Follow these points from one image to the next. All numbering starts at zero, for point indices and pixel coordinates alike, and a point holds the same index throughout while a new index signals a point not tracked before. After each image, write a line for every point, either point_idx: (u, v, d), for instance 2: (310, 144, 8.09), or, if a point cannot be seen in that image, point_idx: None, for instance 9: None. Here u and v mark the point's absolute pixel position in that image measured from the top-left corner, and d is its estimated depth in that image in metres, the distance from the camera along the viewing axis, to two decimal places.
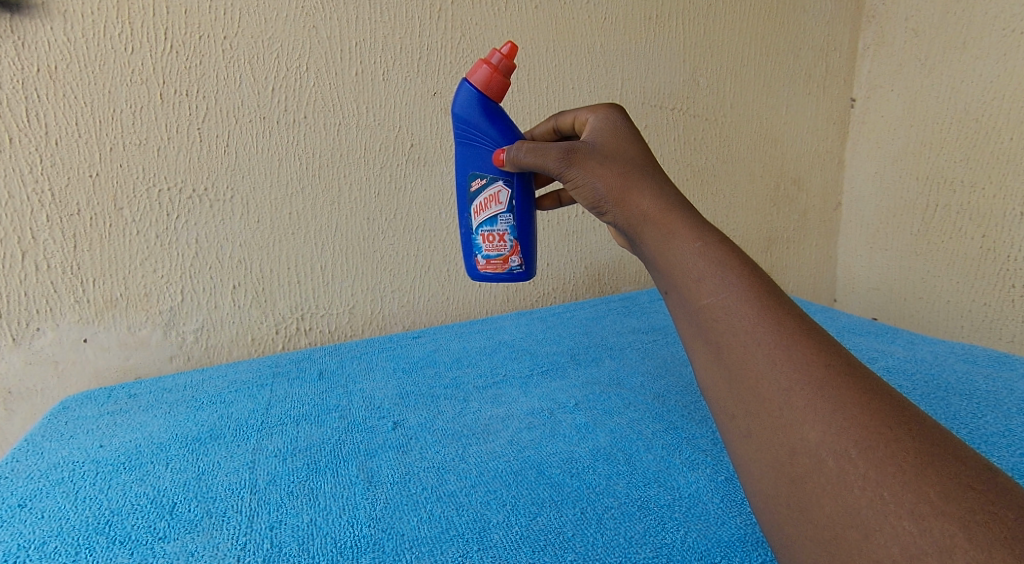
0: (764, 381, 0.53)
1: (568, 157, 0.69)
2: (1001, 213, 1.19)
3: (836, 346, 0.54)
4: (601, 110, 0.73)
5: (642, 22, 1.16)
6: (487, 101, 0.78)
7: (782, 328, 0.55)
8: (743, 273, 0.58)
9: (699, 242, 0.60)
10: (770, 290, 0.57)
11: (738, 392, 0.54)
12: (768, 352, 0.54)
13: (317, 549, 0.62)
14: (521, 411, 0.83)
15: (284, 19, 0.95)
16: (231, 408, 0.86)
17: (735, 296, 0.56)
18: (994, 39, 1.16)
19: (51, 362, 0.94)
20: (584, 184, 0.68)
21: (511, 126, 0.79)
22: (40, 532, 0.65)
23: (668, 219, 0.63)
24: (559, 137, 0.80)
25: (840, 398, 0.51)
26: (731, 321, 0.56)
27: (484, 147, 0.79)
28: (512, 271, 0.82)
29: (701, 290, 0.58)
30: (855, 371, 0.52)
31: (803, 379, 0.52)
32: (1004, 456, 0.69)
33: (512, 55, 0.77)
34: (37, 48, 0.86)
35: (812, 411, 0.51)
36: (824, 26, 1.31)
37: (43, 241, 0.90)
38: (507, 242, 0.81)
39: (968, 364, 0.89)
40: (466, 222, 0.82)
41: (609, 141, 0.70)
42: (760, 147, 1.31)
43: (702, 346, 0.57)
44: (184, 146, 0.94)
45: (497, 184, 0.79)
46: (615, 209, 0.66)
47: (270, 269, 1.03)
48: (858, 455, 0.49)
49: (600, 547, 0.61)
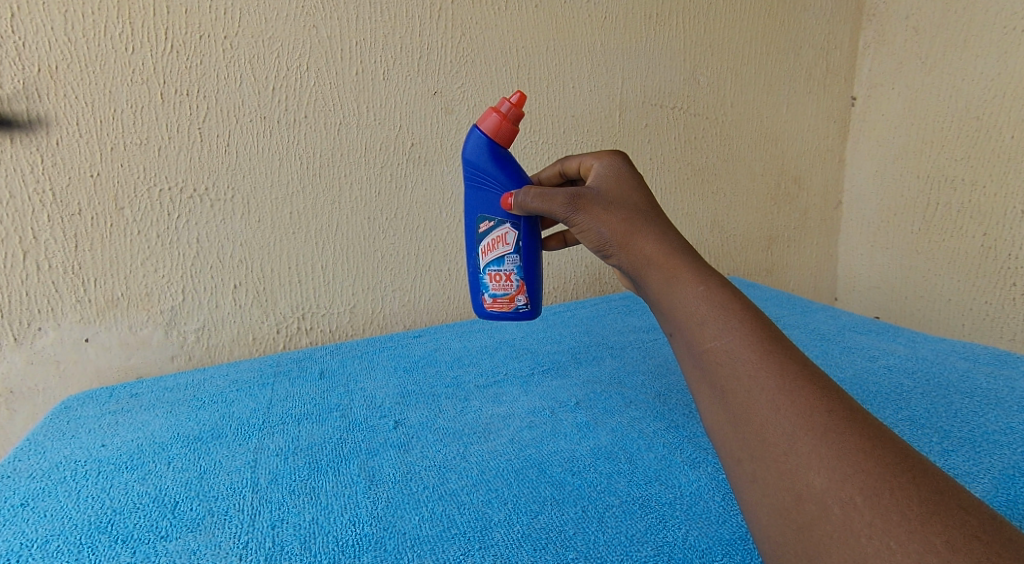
0: (767, 425, 0.53)
1: (574, 202, 0.70)
2: (1002, 212, 1.19)
3: (839, 391, 0.54)
4: (606, 156, 0.74)
5: (643, 21, 1.16)
6: (496, 147, 0.79)
7: (784, 373, 0.55)
8: (745, 317, 0.58)
9: (701, 286, 0.61)
10: (772, 334, 0.57)
11: (742, 436, 0.54)
12: (772, 397, 0.54)
13: (318, 548, 0.62)
14: (521, 410, 0.83)
15: (284, 19, 0.95)
16: (232, 407, 0.86)
17: (737, 340, 0.57)
18: (995, 38, 1.16)
19: (52, 362, 0.95)
20: (588, 229, 0.70)
21: (519, 171, 0.79)
22: (42, 531, 0.65)
23: (671, 262, 0.64)
24: (565, 180, 0.81)
25: (844, 445, 0.51)
26: (734, 366, 0.56)
27: (492, 191, 0.79)
28: (518, 309, 0.82)
29: (703, 333, 0.58)
30: (857, 416, 0.53)
31: (806, 424, 0.52)
32: (1005, 455, 0.69)
33: (520, 104, 0.78)
34: (38, 48, 0.86)
35: (817, 457, 0.51)
36: (825, 25, 1.31)
37: (45, 242, 0.91)
38: (513, 282, 0.81)
39: (970, 362, 0.89)
40: (473, 262, 0.82)
41: (613, 187, 0.71)
42: (761, 146, 1.31)
43: (706, 389, 0.57)
44: (184, 146, 0.94)
45: (503, 226, 0.79)
46: (619, 252, 0.68)
47: (270, 268, 1.03)
48: (862, 502, 0.49)
49: (601, 545, 0.61)
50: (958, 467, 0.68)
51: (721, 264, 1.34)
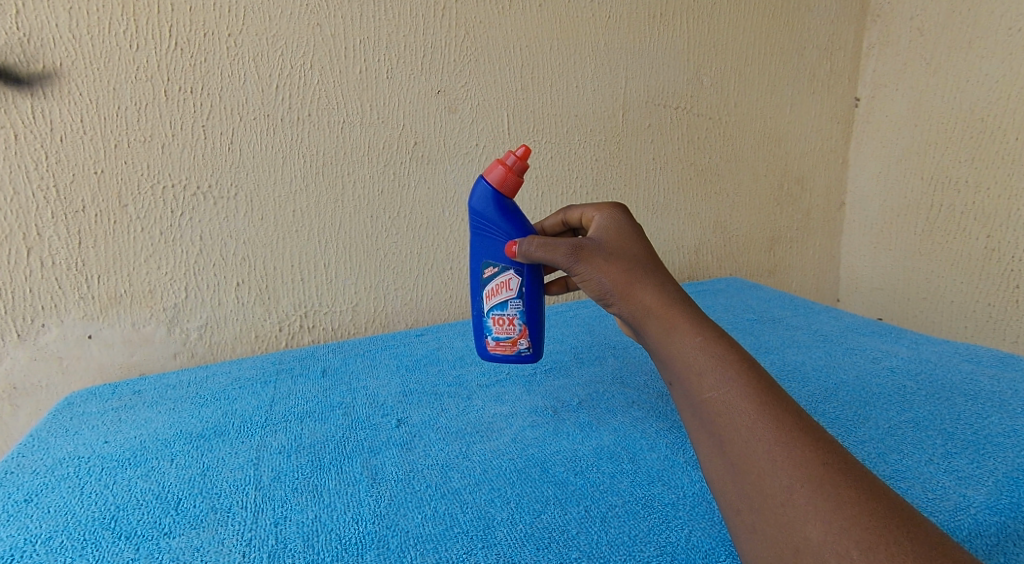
0: (766, 477, 0.56)
1: (576, 252, 0.71)
2: (1005, 213, 1.19)
3: (834, 445, 0.57)
4: (606, 209, 0.76)
5: (646, 21, 1.16)
6: (502, 198, 0.79)
7: (780, 424, 0.58)
8: (742, 369, 0.61)
9: (699, 337, 0.63)
10: (768, 386, 0.60)
11: (741, 487, 0.57)
12: (768, 449, 0.57)
13: (321, 546, 0.62)
14: (524, 409, 0.83)
15: (288, 17, 0.95)
16: (235, 405, 0.86)
17: (735, 392, 0.60)
18: (999, 40, 1.16)
19: (55, 359, 0.95)
20: (590, 279, 0.70)
21: (524, 221, 0.79)
22: (46, 527, 0.66)
23: (669, 313, 0.66)
24: (568, 229, 0.82)
25: (840, 499, 0.54)
26: (732, 417, 0.59)
27: (496, 239, 0.79)
28: (520, 353, 0.81)
29: (702, 383, 0.61)
30: (853, 469, 0.55)
31: (803, 477, 0.55)
32: (1008, 457, 0.69)
33: (526, 158, 0.79)
34: (43, 45, 0.86)
35: (813, 509, 0.54)
36: (828, 26, 1.31)
37: (48, 238, 0.91)
38: (516, 327, 0.80)
39: (974, 364, 0.88)
40: (477, 305, 0.81)
41: (614, 238, 0.73)
42: (764, 147, 1.31)
43: (705, 439, 0.60)
44: (188, 143, 0.94)
45: (507, 272, 0.79)
46: (620, 303, 0.69)
47: (272, 266, 1.03)
48: (858, 556, 0.51)
49: (604, 545, 0.62)
50: (962, 469, 0.68)
51: (723, 264, 1.34)
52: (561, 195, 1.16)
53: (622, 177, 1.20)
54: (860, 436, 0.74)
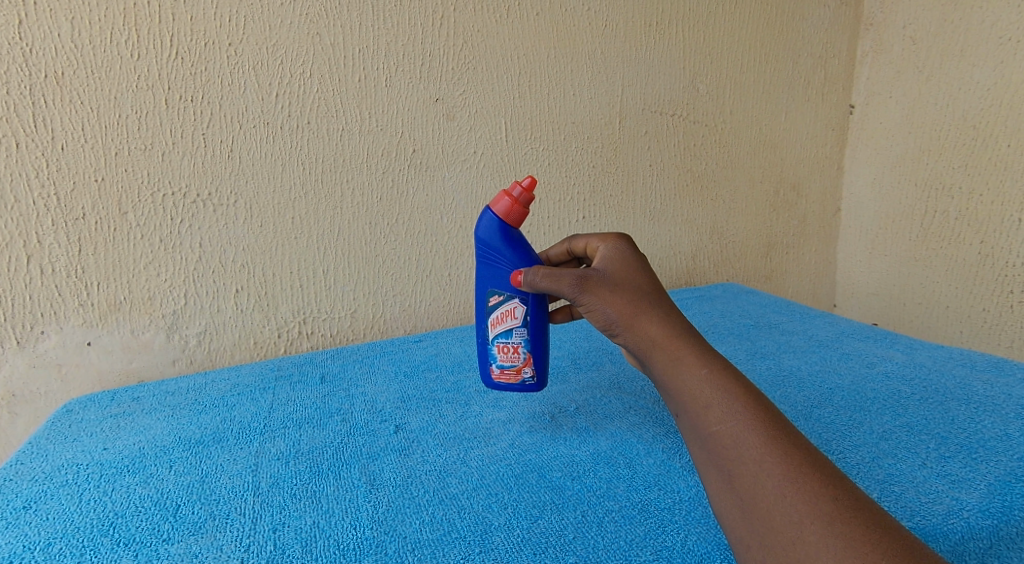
0: (776, 513, 0.57)
1: (582, 283, 0.72)
2: (998, 219, 1.20)
3: (841, 480, 0.59)
4: (611, 240, 0.77)
5: (643, 30, 1.17)
6: (508, 228, 0.79)
7: (788, 459, 0.59)
8: (747, 401, 0.63)
9: (705, 368, 0.65)
10: (775, 420, 0.62)
11: (752, 523, 0.58)
12: (777, 483, 0.58)
13: (319, 551, 0.63)
14: (521, 415, 0.83)
15: (288, 26, 0.96)
16: (233, 411, 0.87)
17: (742, 425, 0.62)
18: (991, 48, 1.17)
19: (54, 366, 0.95)
20: (596, 309, 0.71)
21: (530, 252, 0.79)
22: (44, 534, 0.66)
23: (675, 345, 0.68)
24: (571, 260, 0.84)
25: (849, 536, 0.55)
26: (740, 450, 0.61)
27: (502, 267, 0.79)
28: (524, 381, 0.80)
29: (709, 417, 0.63)
30: (861, 504, 0.57)
31: (812, 513, 0.56)
32: (1001, 461, 0.70)
33: (531, 189, 0.79)
34: (45, 55, 0.87)
35: (824, 546, 0.55)
36: (823, 33, 1.32)
37: (49, 245, 0.92)
38: (520, 355, 0.79)
39: (967, 369, 0.89)
40: (482, 332, 0.80)
41: (619, 269, 0.74)
42: (759, 153, 1.32)
43: (713, 472, 0.61)
44: (188, 151, 0.95)
45: (513, 301, 0.78)
46: (626, 333, 0.70)
47: (271, 272, 1.03)
48: None
49: (601, 550, 0.62)
50: (956, 473, 0.69)
51: (719, 270, 1.35)
52: (559, 201, 1.17)
53: (620, 183, 1.21)
54: (855, 440, 0.75)
